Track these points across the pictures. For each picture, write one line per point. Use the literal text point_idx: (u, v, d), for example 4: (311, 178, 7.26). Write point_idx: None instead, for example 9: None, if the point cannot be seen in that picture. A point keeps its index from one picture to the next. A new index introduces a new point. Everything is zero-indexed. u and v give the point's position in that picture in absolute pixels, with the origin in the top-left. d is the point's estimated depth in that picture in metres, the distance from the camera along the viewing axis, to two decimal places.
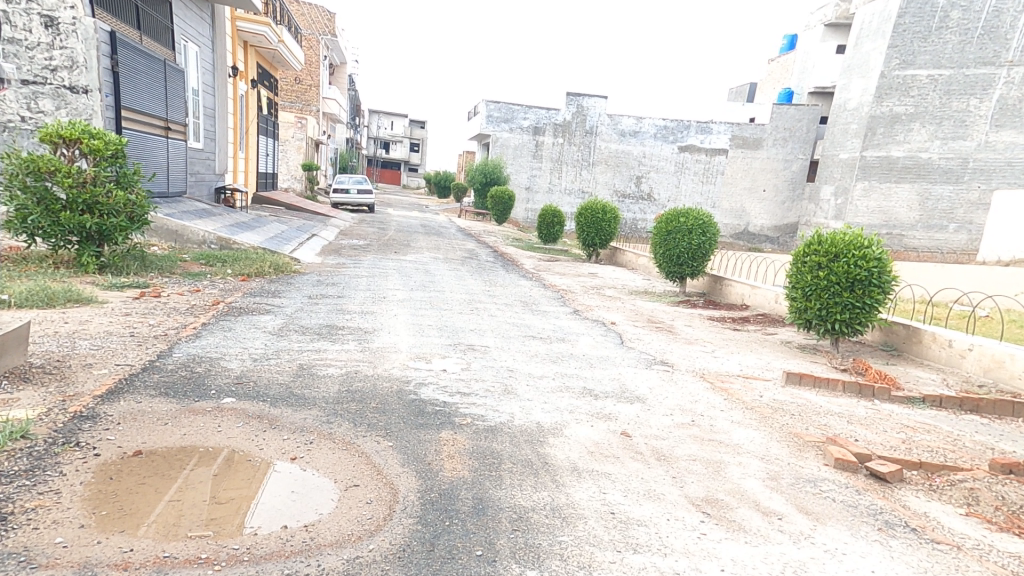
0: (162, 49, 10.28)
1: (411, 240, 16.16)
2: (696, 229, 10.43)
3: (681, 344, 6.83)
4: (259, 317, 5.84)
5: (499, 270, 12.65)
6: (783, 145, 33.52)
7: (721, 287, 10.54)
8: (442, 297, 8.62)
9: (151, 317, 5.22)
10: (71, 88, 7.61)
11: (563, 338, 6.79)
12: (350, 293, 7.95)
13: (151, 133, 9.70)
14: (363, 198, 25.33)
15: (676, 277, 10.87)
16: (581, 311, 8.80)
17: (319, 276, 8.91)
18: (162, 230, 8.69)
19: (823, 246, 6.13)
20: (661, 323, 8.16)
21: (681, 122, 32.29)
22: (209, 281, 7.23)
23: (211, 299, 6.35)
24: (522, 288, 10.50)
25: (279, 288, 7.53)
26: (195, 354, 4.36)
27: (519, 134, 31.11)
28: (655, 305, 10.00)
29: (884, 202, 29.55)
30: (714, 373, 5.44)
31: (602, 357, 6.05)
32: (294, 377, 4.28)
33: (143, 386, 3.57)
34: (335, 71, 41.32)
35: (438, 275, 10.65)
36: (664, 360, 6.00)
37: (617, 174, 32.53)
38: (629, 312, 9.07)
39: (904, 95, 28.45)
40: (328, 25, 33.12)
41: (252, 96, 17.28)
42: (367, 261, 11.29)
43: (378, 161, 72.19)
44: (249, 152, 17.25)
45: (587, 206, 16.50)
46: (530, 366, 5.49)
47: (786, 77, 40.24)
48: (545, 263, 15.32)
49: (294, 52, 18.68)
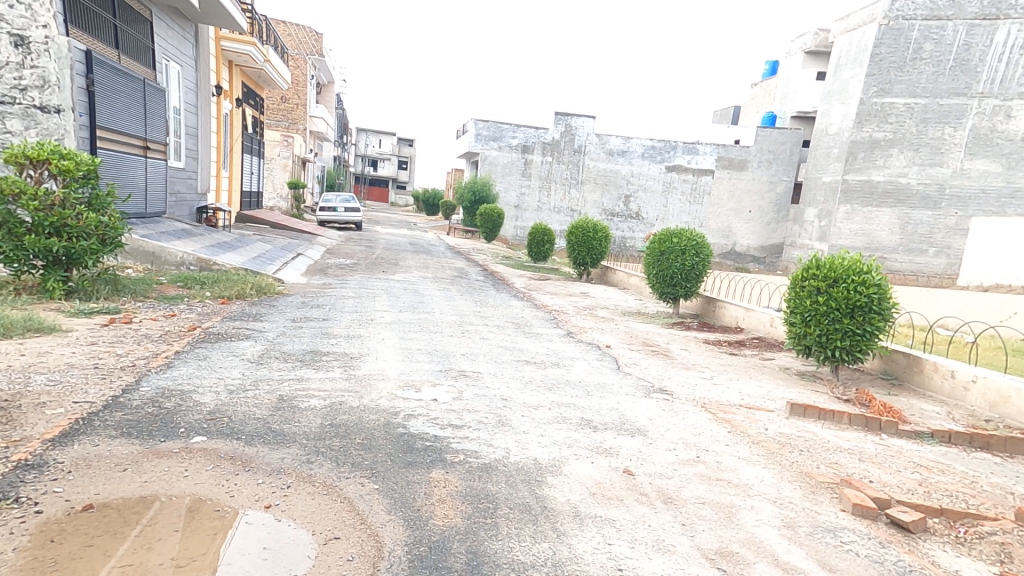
0: (141, 68, 10.08)
1: (400, 259, 15.90)
2: (690, 250, 10.34)
3: (678, 370, 6.65)
4: (238, 343, 5.53)
5: (489, 289, 12.44)
6: (767, 167, 34.09)
7: (714, 309, 10.44)
8: (432, 319, 8.36)
9: (119, 346, 4.90)
10: (42, 108, 7.38)
11: (557, 363, 6.56)
12: (336, 315, 7.66)
13: (129, 153, 9.43)
14: (351, 215, 25.06)
15: (669, 298, 10.76)
16: (574, 333, 8.59)
17: (304, 297, 8.62)
18: (137, 251, 8.35)
19: (821, 271, 6.05)
20: (657, 347, 7.99)
21: (668, 143, 32.72)
22: (186, 305, 6.93)
23: (188, 324, 6.04)
24: (513, 309, 10.29)
25: (261, 311, 7.23)
26: (165, 387, 4.05)
27: (508, 152, 31.18)
28: (648, 326, 9.85)
29: (866, 225, 29.98)
30: (715, 403, 5.26)
31: (599, 384, 5.83)
32: (273, 410, 3.98)
33: (103, 427, 3.27)
34: (323, 88, 41.29)
35: (427, 295, 10.39)
36: (662, 387, 5.80)
37: (606, 193, 32.74)
38: (623, 334, 8.89)
39: (882, 122, 29.10)
40: (317, 43, 33.17)
41: (237, 114, 17.06)
42: (353, 280, 11.01)
43: (366, 178, 72.12)
44: (233, 170, 16.96)
45: (578, 225, 16.43)
46: (524, 395, 5.24)
47: (769, 101, 41.13)
48: (536, 282, 15.15)
49: (281, 69, 18.53)
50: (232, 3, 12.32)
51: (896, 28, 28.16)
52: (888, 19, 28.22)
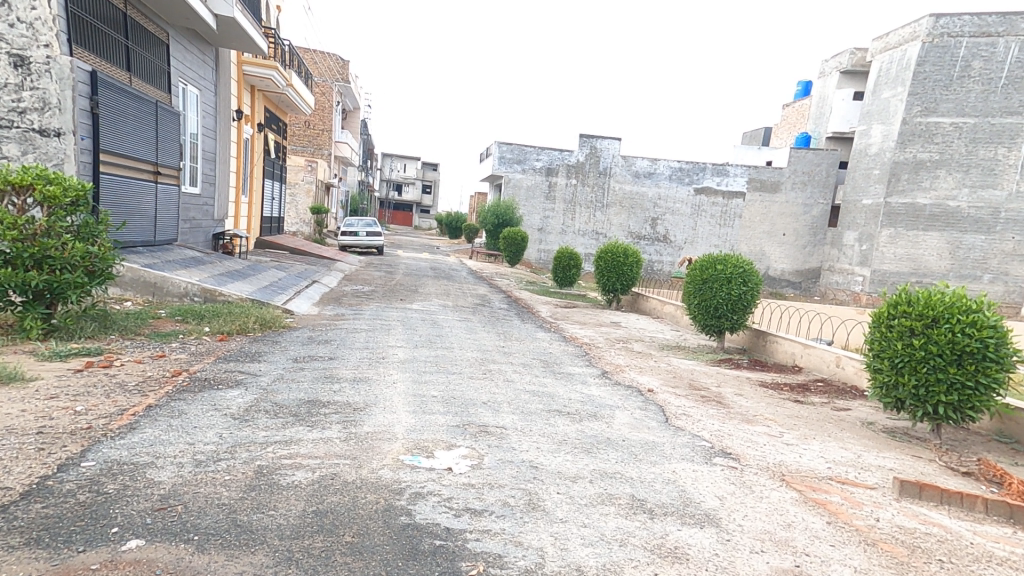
0: (155, 91, 9.76)
1: (420, 285, 15.27)
2: (736, 278, 9.34)
3: (739, 425, 5.58)
4: (225, 392, 4.76)
5: (513, 319, 11.61)
6: (802, 189, 32.76)
7: (766, 345, 9.42)
8: (451, 356, 7.52)
9: (83, 400, 4.14)
10: (41, 131, 6.91)
11: (595, 415, 5.59)
12: (344, 353, 6.89)
13: (136, 179, 9.02)
14: (373, 240, 24.73)
15: (714, 332, 9.76)
16: (609, 373, 7.63)
17: (312, 331, 7.92)
18: (137, 281, 7.79)
19: (915, 308, 5.10)
20: (707, 392, 6.94)
21: (697, 165, 31.87)
22: (179, 343, 6.26)
23: (173, 368, 5.30)
24: (541, 343, 9.40)
25: (261, 350, 6.51)
26: (114, 460, 3.26)
27: (532, 175, 30.63)
28: (692, 364, 8.81)
29: (913, 250, 28.60)
30: (800, 477, 4.23)
31: (650, 444, 4.84)
32: (247, 491, 3.16)
33: (5, 532, 2.49)
34: (348, 114, 41.83)
35: (446, 327, 9.59)
36: (728, 450, 4.77)
37: (632, 216, 31.90)
38: (665, 375, 7.86)
39: (927, 142, 27.87)
40: (343, 72, 33.58)
41: (259, 139, 16.93)
42: (368, 310, 10.36)
43: (390, 203, 72.98)
44: (253, 195, 16.71)
45: (607, 249, 15.56)
46: (558, 461, 4.29)
47: (802, 122, 39.95)
48: (562, 310, 14.25)
49: (304, 94, 18.41)
50: (253, 26, 12.10)
51: (941, 46, 27.17)
52: (932, 36, 27.23)
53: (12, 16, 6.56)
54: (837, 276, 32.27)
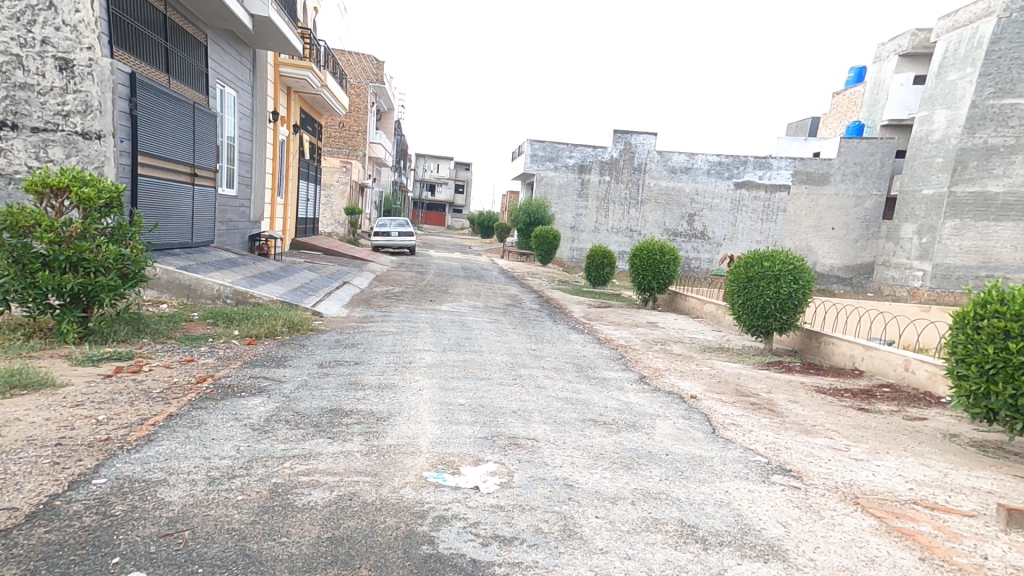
0: (193, 94, 9.86)
1: (450, 285, 15.12)
2: (786, 276, 8.69)
3: (796, 437, 5.06)
4: (248, 400, 4.57)
5: (546, 320, 11.24)
6: (853, 180, 31.02)
7: (821, 346, 8.77)
8: (481, 360, 7.22)
9: (106, 408, 4.02)
10: (84, 134, 6.93)
11: (634, 426, 5.17)
12: (370, 358, 6.70)
13: (174, 181, 9.12)
14: (405, 240, 24.83)
15: (761, 333, 9.14)
16: (648, 378, 7.17)
17: (341, 334, 7.79)
18: (174, 283, 7.83)
19: (1010, 307, 4.58)
20: (756, 399, 6.40)
21: (738, 158, 30.63)
22: (208, 347, 6.17)
23: (199, 374, 5.14)
24: (575, 345, 8.99)
25: (288, 354, 6.36)
26: (126, 476, 3.08)
27: (565, 173, 30.12)
28: (738, 367, 8.24)
29: (981, 241, 26.85)
30: (877, 501, 3.71)
31: (696, 459, 4.39)
32: (261, 513, 2.92)
33: (1, 562, 2.31)
34: (381, 116, 42.25)
35: (476, 329, 9.32)
36: (787, 466, 4.28)
37: (668, 212, 30.95)
38: (709, 379, 7.33)
39: (1001, 126, 25.94)
40: (376, 74, 33.81)
41: (294, 141, 17.12)
42: (398, 311, 10.22)
43: (423, 203, 73.67)
44: (287, 198, 16.93)
45: (644, 246, 14.97)
46: (595, 479, 3.91)
47: (854, 110, 37.88)
48: (596, 310, 13.78)
49: (337, 96, 18.57)
50: (287, 27, 12.14)
51: (1020, 21, 25.20)
52: (1009, 11, 25.33)
53: (58, 19, 6.60)
54: (893, 271, 30.59)
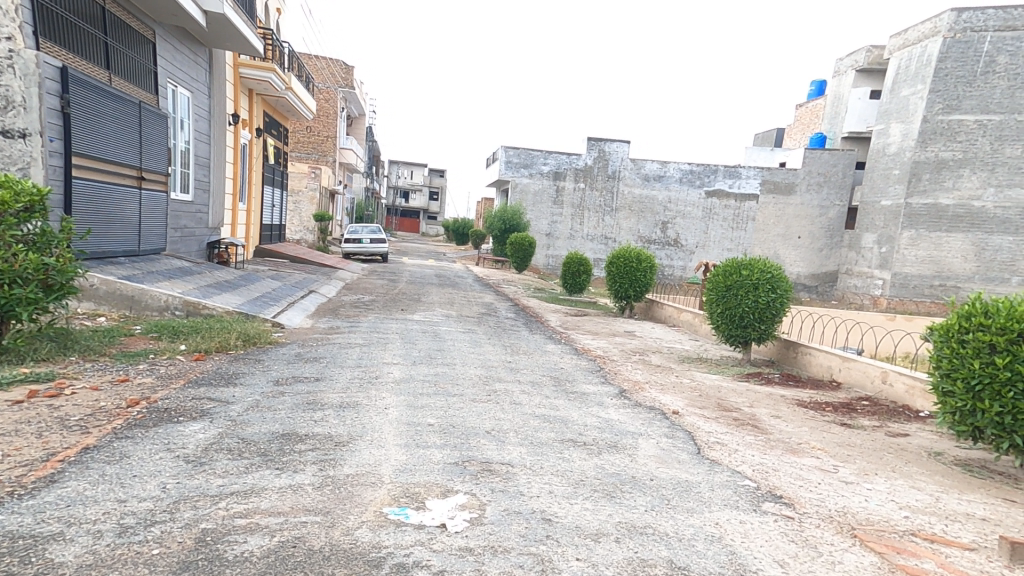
0: (139, 91, 9.20)
1: (423, 294, 14.65)
2: (763, 285, 8.56)
3: (782, 457, 4.80)
4: (185, 425, 4.04)
5: (521, 330, 10.91)
6: (817, 190, 31.77)
7: (798, 357, 8.66)
8: (452, 375, 6.81)
9: (7, 442, 3.46)
10: (5, 132, 6.38)
11: (615, 447, 4.84)
12: (332, 373, 6.20)
13: (118, 184, 8.47)
14: (377, 247, 24.19)
15: (739, 343, 8.98)
16: (628, 393, 6.88)
17: (302, 347, 7.28)
18: (114, 294, 7.18)
19: (994, 321, 4.44)
20: (739, 414, 6.17)
21: (708, 167, 31.09)
22: (147, 364, 5.58)
23: (131, 397, 4.56)
24: (552, 357, 8.67)
25: (239, 371, 5.82)
26: (10, 530, 2.58)
27: (539, 180, 29.97)
28: (717, 379, 8.04)
29: (935, 251, 27.76)
30: (874, 532, 3.45)
31: (682, 485, 4.07)
32: (179, 571, 2.45)
33: None
34: (353, 121, 41.51)
35: (448, 340, 8.90)
36: (777, 492, 4.00)
37: (642, 220, 31.13)
38: (689, 393, 7.08)
39: (950, 140, 27.05)
40: (346, 77, 33.03)
41: (258, 144, 16.41)
42: (366, 321, 9.72)
43: (397, 209, 72.74)
44: (251, 203, 16.19)
45: (619, 254, 14.83)
46: (575, 511, 3.54)
47: (817, 122, 38.98)
48: (573, 319, 13.52)
49: (305, 97, 17.94)
50: (247, 24, 11.56)
51: (964, 41, 26.37)
52: (954, 31, 26.44)
53: None
54: (855, 280, 31.30)
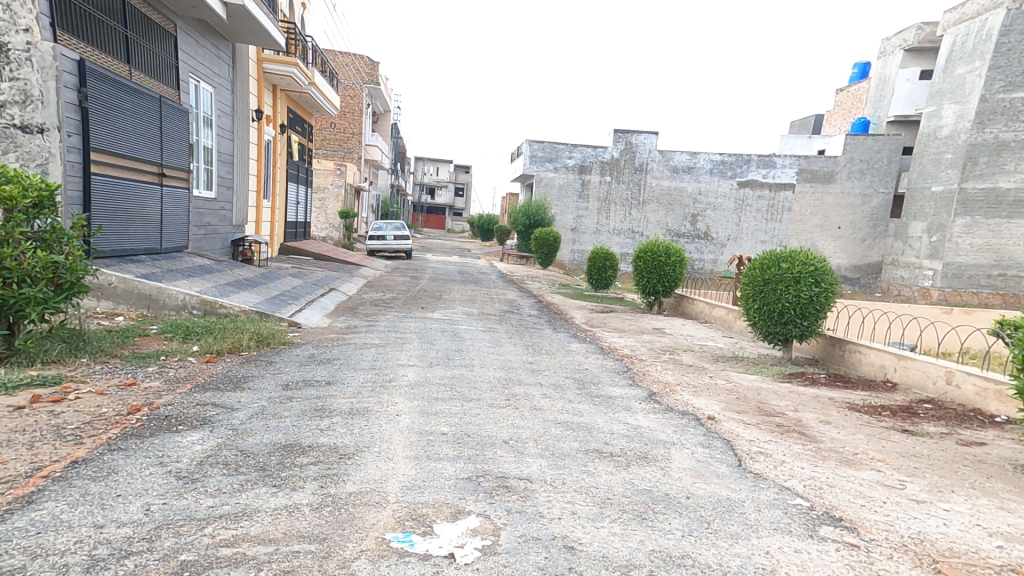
0: (160, 87, 9.16)
1: (445, 291, 14.39)
2: (806, 278, 7.90)
3: (837, 470, 4.25)
4: (183, 435, 3.80)
5: (544, 328, 10.50)
6: (859, 178, 30.20)
7: (845, 356, 7.99)
8: (471, 377, 6.46)
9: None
10: (23, 127, 6.24)
11: (647, 458, 4.39)
12: (345, 377, 5.92)
13: (138, 181, 8.44)
14: (401, 243, 24.13)
15: (779, 340, 8.35)
16: (659, 396, 6.41)
17: (317, 348, 7.06)
18: (132, 293, 7.09)
19: None
20: (783, 419, 5.59)
21: (740, 156, 29.92)
22: (156, 367, 5.41)
23: (133, 403, 4.33)
24: (576, 356, 8.23)
25: (249, 374, 5.60)
26: None
27: (565, 173, 29.40)
28: (757, 379, 7.46)
29: (993, 239, 26.05)
30: (961, 567, 2.92)
31: (723, 504, 3.61)
32: None
33: None
34: (378, 118, 41.66)
35: (468, 339, 8.58)
36: (836, 514, 3.49)
37: (670, 212, 30.23)
38: (725, 396, 6.53)
39: (1012, 120, 25.21)
40: (370, 74, 32.97)
41: (281, 141, 16.39)
42: (384, 320, 9.48)
43: (423, 207, 73.04)
44: (275, 201, 16.22)
45: (648, 247, 14.22)
46: (602, 536, 3.13)
47: (859, 106, 37.12)
48: (599, 316, 13.04)
49: (327, 94, 17.86)
50: (267, 18, 11.43)
51: None
52: (1018, 3, 24.63)
53: None
54: (901, 270, 29.66)
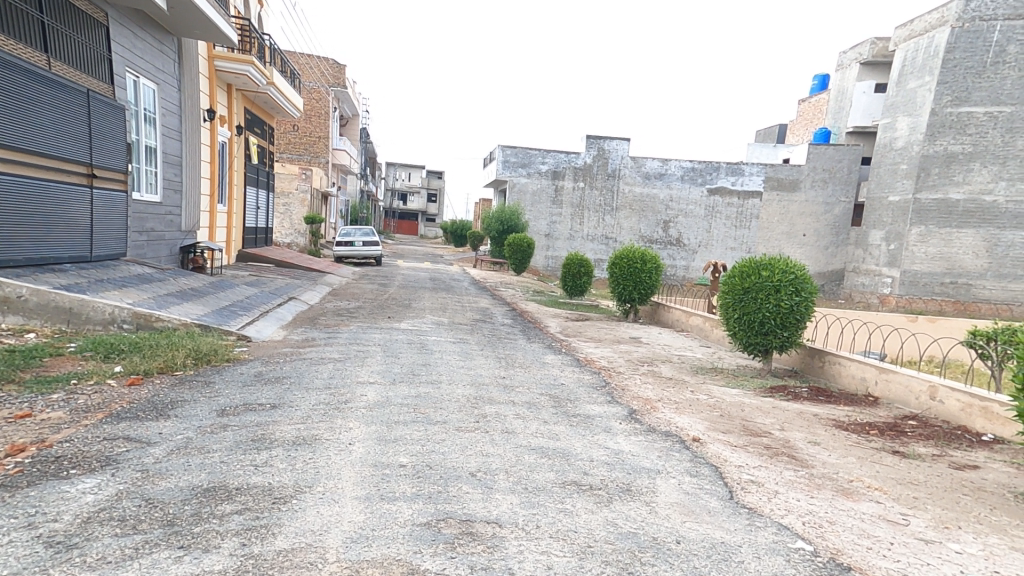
0: (90, 80, 8.35)
1: (414, 299, 13.75)
2: (786, 287, 7.64)
3: (835, 502, 3.86)
4: (71, 484, 3.18)
5: (517, 338, 10.00)
6: (822, 187, 30.81)
7: (825, 368, 7.73)
8: (438, 396, 5.91)
9: None
10: None
11: (632, 492, 3.93)
12: (294, 399, 5.26)
13: (60, 182, 7.62)
14: (370, 249, 23.34)
15: (759, 351, 8.05)
16: (640, 415, 5.96)
17: (266, 365, 6.40)
18: (50, 306, 6.30)
19: None
20: (770, 440, 5.21)
21: (710, 164, 30.24)
22: (64, 394, 4.70)
23: (11, 444, 3.66)
24: (551, 370, 7.75)
25: (178, 399, 4.91)
26: None
27: (538, 179, 29.12)
28: (739, 394, 7.14)
29: (945, 248, 26.88)
30: None
31: (718, 551, 3.15)
32: None
33: None
34: (347, 121, 40.71)
35: (437, 352, 8.01)
36: (842, 562, 3.08)
37: (643, 219, 30.25)
38: (709, 414, 6.12)
39: (960, 133, 26.23)
40: (337, 75, 32.08)
41: (238, 142, 15.50)
42: (346, 332, 8.82)
43: (394, 212, 71.94)
44: (232, 204, 15.29)
45: (623, 254, 13.93)
46: None
47: (820, 117, 38.15)
48: (575, 325, 12.63)
49: (290, 94, 17.08)
50: (218, 11, 10.67)
51: (973, 31, 25.57)
52: (962, 21, 25.64)
53: None
54: (862, 278, 30.36)
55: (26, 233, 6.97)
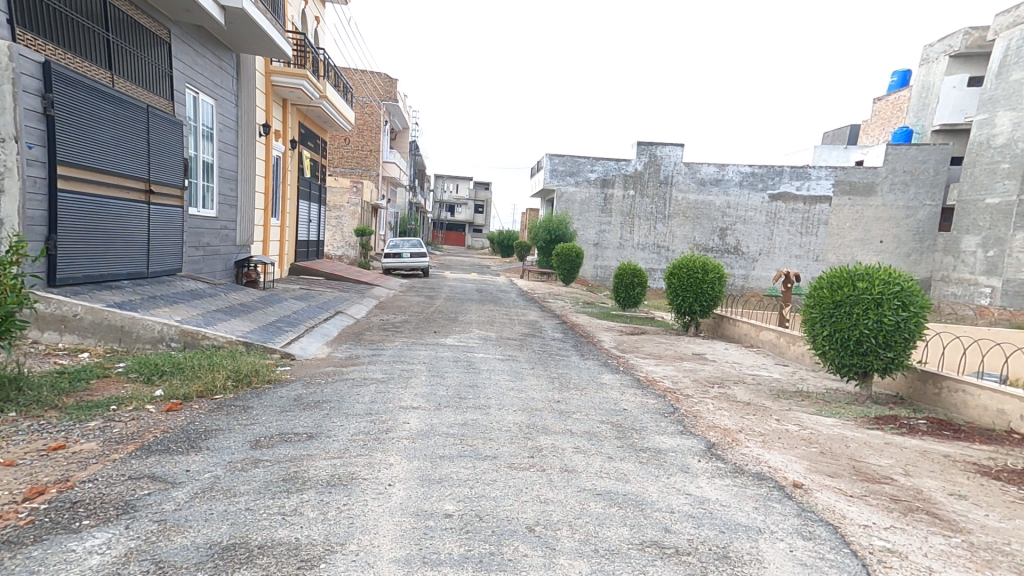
0: (151, 97, 8.46)
1: (462, 312, 13.33)
2: (889, 300, 6.58)
3: None
4: (79, 541, 2.79)
5: (570, 355, 9.30)
6: (903, 190, 28.20)
7: (947, 396, 6.58)
8: (489, 424, 5.31)
9: None
10: None
11: (737, 560, 3.16)
12: (332, 428, 4.80)
13: (121, 199, 7.69)
14: (418, 261, 23.30)
15: (855, 373, 6.98)
16: (720, 450, 5.12)
17: (308, 386, 6.04)
18: (101, 325, 6.20)
19: None
20: (896, 490, 4.28)
21: (772, 168, 28.52)
22: (100, 423, 4.43)
23: (26, 487, 3.32)
24: (611, 393, 6.98)
25: (212, 428, 4.55)
26: None
27: (586, 188, 28.35)
28: (837, 424, 6.13)
29: None
30: None
31: None
32: None
33: None
34: (397, 134, 41.55)
35: (486, 371, 7.44)
36: None
37: (698, 227, 28.79)
38: (805, 450, 5.19)
39: None
40: (389, 89, 32.72)
41: (292, 156, 15.72)
42: (391, 349, 8.43)
43: (442, 224, 72.98)
44: (285, 218, 15.48)
45: (682, 263, 12.95)
46: None
47: (899, 115, 35.40)
48: (630, 339, 11.77)
49: (341, 108, 17.24)
50: (274, 26, 10.73)
51: None
52: None
53: None
54: (954, 287, 28.03)
55: (85, 252, 7.00)
